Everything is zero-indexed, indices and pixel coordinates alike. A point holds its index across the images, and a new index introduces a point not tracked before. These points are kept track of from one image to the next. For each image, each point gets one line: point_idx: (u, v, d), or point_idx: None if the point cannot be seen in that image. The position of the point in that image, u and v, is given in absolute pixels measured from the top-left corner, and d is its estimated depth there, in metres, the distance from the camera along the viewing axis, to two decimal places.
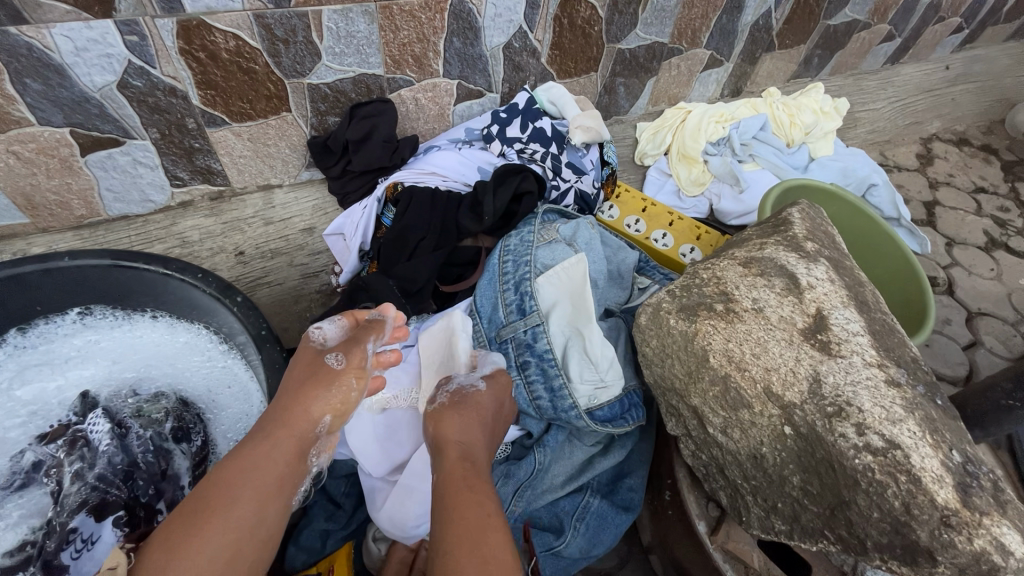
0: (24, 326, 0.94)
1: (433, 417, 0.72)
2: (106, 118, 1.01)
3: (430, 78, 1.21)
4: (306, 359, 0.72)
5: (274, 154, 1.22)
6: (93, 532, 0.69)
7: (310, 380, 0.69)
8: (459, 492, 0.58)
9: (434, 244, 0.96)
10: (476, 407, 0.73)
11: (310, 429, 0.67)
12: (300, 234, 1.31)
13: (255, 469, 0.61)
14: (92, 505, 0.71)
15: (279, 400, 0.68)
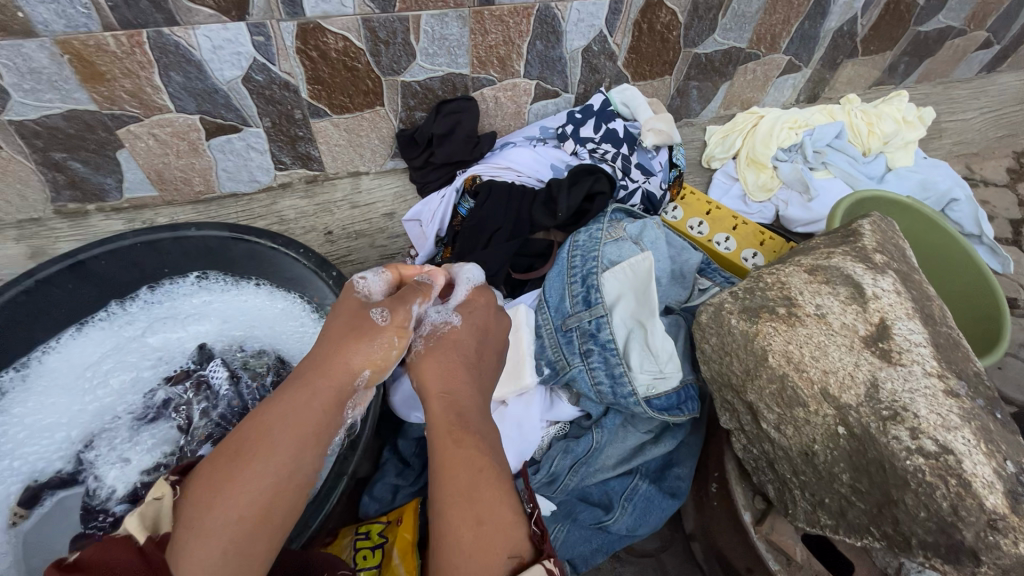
0: (154, 284, 1.12)
1: (427, 365, 0.74)
2: (230, 108, 1.15)
3: (511, 78, 1.29)
4: (351, 310, 0.73)
5: (365, 144, 1.33)
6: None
7: (351, 333, 0.70)
8: (456, 463, 0.63)
9: (508, 235, 1.04)
10: (461, 346, 0.76)
11: (347, 381, 0.69)
12: (382, 218, 1.42)
13: (292, 418, 0.63)
14: (215, 438, 0.84)
15: (320, 349, 0.70)
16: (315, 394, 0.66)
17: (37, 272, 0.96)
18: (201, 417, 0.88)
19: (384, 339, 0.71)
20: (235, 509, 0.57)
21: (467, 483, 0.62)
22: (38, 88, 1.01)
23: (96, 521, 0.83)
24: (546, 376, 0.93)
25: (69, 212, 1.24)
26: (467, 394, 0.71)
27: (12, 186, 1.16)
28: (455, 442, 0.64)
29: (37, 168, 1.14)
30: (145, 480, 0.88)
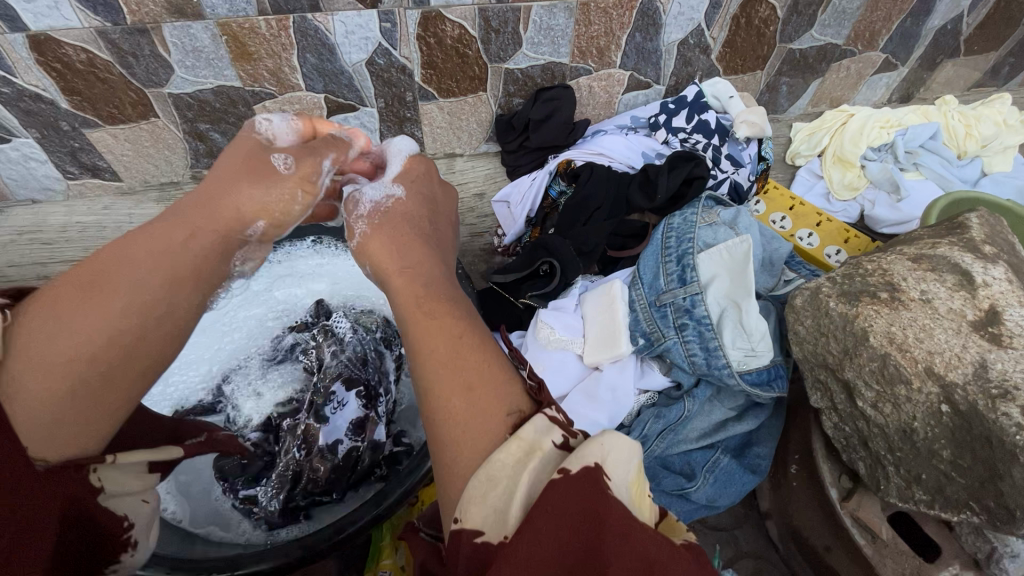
0: (276, 245, 1.26)
1: (375, 236, 0.83)
2: (351, 88, 1.27)
3: (607, 68, 1.35)
4: (244, 154, 0.79)
5: (464, 127, 1.42)
6: (342, 398, 0.92)
7: (248, 174, 0.77)
8: (429, 332, 0.66)
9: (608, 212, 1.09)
10: (397, 228, 0.84)
11: (236, 224, 0.74)
12: (472, 198, 1.49)
13: (137, 240, 0.64)
14: (344, 376, 0.93)
15: (206, 190, 0.74)
16: (190, 233, 0.68)
17: None
18: (331, 358, 0.97)
19: (287, 189, 0.80)
20: (80, 341, 0.54)
21: (462, 363, 0.63)
22: (197, 65, 1.15)
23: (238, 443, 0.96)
24: (640, 347, 0.99)
25: (202, 178, 1.41)
26: (416, 264, 0.77)
27: (161, 152, 1.32)
28: (428, 315, 0.68)
29: (184, 136, 1.29)
30: (280, 410, 1.00)
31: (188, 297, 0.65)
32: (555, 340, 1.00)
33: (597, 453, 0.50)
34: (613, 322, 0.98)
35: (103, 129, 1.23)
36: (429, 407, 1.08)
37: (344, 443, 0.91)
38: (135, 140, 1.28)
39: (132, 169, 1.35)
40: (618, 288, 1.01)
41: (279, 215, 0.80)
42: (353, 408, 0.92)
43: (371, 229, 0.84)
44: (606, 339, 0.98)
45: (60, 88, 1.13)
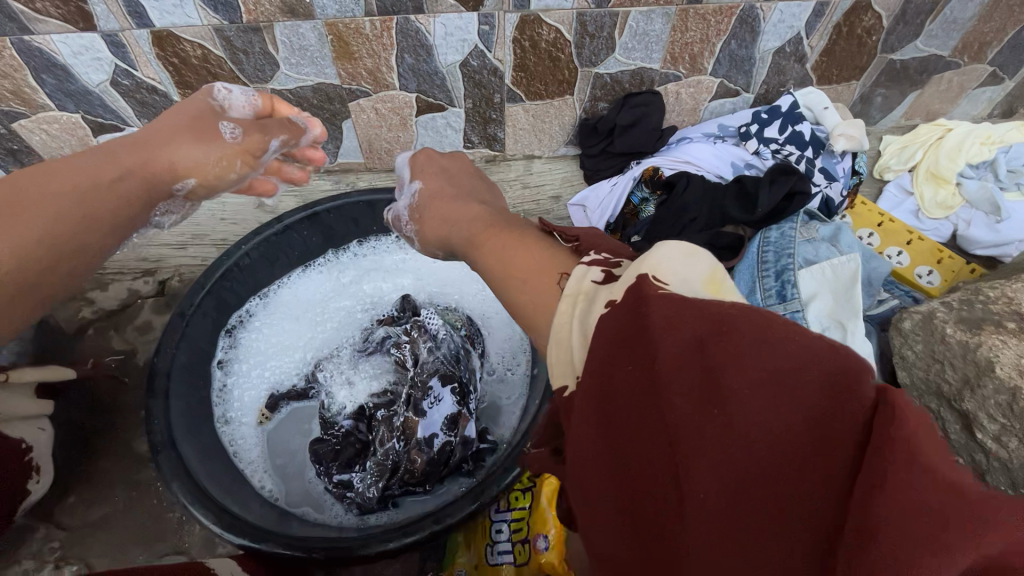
0: (363, 239, 1.28)
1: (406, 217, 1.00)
2: (442, 88, 1.28)
3: (697, 74, 1.32)
4: (195, 109, 0.99)
5: (546, 130, 1.42)
6: (438, 394, 0.94)
7: (191, 130, 0.97)
8: (491, 253, 0.73)
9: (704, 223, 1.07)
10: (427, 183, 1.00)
11: (163, 169, 0.95)
12: (549, 201, 1.50)
13: (77, 176, 0.86)
14: (440, 372, 0.96)
15: (147, 140, 0.95)
16: (121, 174, 0.90)
17: (286, 218, 1.12)
18: (427, 353, 1.00)
19: (219, 150, 0.99)
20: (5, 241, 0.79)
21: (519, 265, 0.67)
22: (301, 63, 1.18)
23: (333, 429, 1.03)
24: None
25: None
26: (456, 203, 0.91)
27: None
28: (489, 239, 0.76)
29: None
30: (375, 400, 1.04)
31: (93, 228, 0.89)
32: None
33: (638, 269, 0.49)
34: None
35: None
36: (512, 407, 1.11)
37: (441, 437, 0.92)
38: None
39: None
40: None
41: (200, 172, 0.99)
42: (451, 404, 0.94)
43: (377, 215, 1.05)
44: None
45: (174, 81, 1.19)
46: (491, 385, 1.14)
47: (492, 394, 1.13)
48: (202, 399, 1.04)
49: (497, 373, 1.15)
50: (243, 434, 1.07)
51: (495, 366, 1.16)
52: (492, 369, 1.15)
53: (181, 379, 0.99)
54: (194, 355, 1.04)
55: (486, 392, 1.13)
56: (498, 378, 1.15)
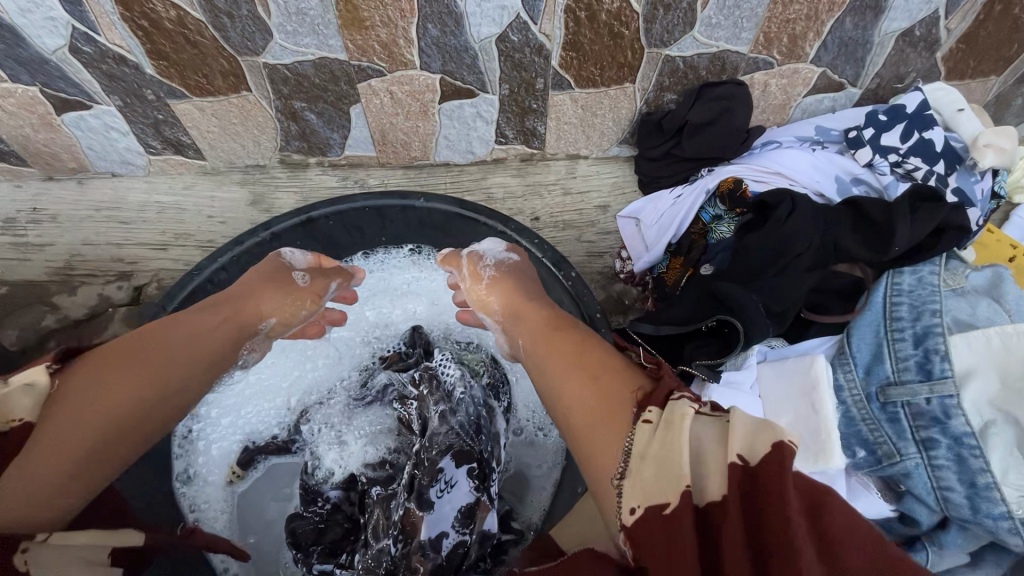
0: (368, 250, 1.05)
1: (490, 289, 0.85)
2: (473, 69, 1.03)
3: (794, 61, 1.04)
4: (273, 268, 0.85)
5: (597, 125, 1.16)
6: (451, 476, 0.71)
7: (271, 281, 0.83)
8: (562, 348, 0.69)
9: (812, 262, 0.80)
10: (511, 296, 0.82)
11: (252, 320, 0.81)
12: (594, 211, 1.24)
13: (186, 335, 0.73)
14: (455, 449, 0.73)
15: (232, 292, 0.81)
16: (218, 322, 0.76)
17: (274, 225, 0.95)
18: (440, 422, 0.76)
19: (296, 298, 0.85)
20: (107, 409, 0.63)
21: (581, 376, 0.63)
22: (298, 32, 0.93)
23: (315, 506, 0.79)
24: (859, 459, 0.74)
25: (291, 162, 1.24)
26: (534, 321, 0.76)
27: (250, 131, 1.15)
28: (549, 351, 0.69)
29: (276, 114, 1.11)
30: (369, 472, 0.82)
31: (205, 376, 0.74)
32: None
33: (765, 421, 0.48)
34: (822, 421, 0.70)
35: (190, 101, 1.07)
36: (544, 482, 0.88)
37: (450, 538, 0.70)
38: (223, 115, 1.10)
39: (217, 148, 1.18)
40: (824, 371, 0.74)
41: (285, 321, 0.86)
42: (467, 492, 0.72)
43: (489, 284, 0.85)
44: (807, 441, 0.71)
45: (146, 51, 0.95)
46: (517, 449, 0.91)
47: (518, 460, 0.90)
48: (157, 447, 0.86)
49: (526, 433, 0.91)
50: (207, 497, 0.86)
51: (525, 425, 0.92)
52: (520, 428, 0.92)
53: None
54: None
55: (511, 457, 0.90)
56: (527, 440, 0.91)
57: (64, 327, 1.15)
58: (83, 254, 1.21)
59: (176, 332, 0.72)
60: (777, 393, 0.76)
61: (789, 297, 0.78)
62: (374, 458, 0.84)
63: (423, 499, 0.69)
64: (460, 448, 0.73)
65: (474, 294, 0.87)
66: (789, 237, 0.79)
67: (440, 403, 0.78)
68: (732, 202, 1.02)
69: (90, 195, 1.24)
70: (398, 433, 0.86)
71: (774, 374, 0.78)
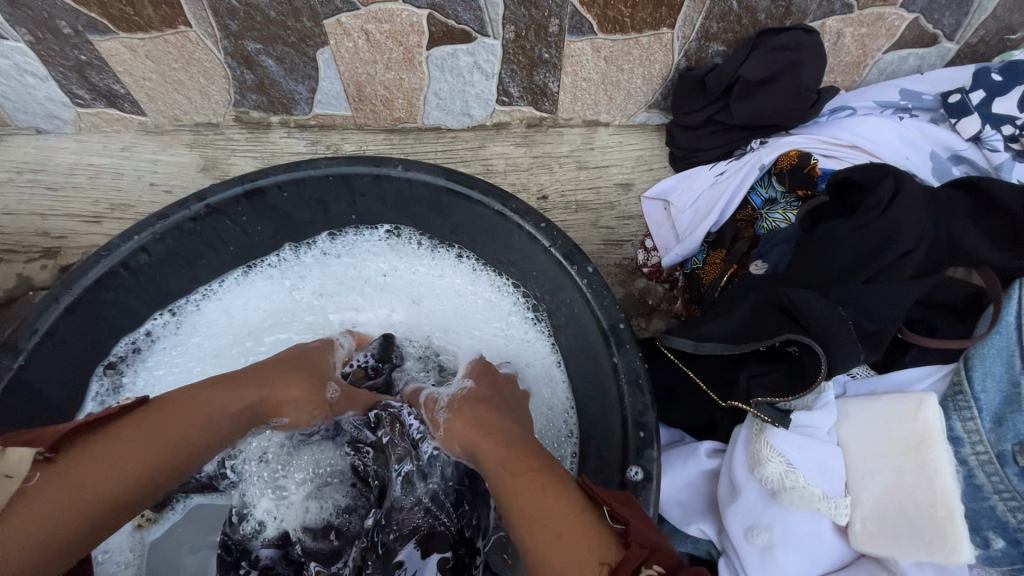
0: (335, 232, 0.87)
1: (456, 425, 0.62)
2: (470, 4, 0.80)
3: (880, 5, 0.81)
4: (308, 362, 0.66)
5: (622, 84, 0.94)
6: (412, 571, 0.66)
7: (301, 372, 0.64)
8: (523, 487, 0.52)
9: (918, 264, 0.60)
10: (474, 439, 0.59)
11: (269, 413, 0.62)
12: (614, 190, 1.02)
13: (203, 415, 0.56)
14: (422, 534, 0.68)
15: (259, 373, 0.62)
16: (242, 411, 0.58)
17: (209, 196, 0.74)
18: (405, 489, 0.69)
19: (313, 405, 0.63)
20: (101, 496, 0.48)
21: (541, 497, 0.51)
22: None
23: (238, 572, 0.66)
24: (996, 552, 0.60)
25: (250, 121, 1.03)
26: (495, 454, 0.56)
27: (196, 80, 0.94)
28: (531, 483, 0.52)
29: (225, 58, 0.90)
30: (308, 540, 0.69)
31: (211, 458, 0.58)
32: (802, 498, 0.56)
33: None
34: (939, 493, 0.54)
35: (116, 37, 0.85)
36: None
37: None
38: (160, 57, 0.89)
39: (157, 99, 0.97)
40: (936, 423, 0.57)
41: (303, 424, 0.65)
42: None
43: (457, 417, 0.62)
44: (914, 517, 0.55)
45: None
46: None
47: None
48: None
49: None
50: (108, 544, 0.70)
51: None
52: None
53: None
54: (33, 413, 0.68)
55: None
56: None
57: None
58: (1, 224, 1.01)
59: (198, 413, 0.56)
60: (868, 444, 0.59)
61: (894, 313, 0.58)
62: (320, 517, 0.70)
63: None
64: (426, 533, 0.68)
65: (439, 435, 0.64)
66: (892, 231, 0.59)
67: (407, 471, 0.69)
68: (795, 181, 0.81)
69: (11, 154, 1.03)
70: (350, 484, 0.73)
71: (864, 417, 0.61)
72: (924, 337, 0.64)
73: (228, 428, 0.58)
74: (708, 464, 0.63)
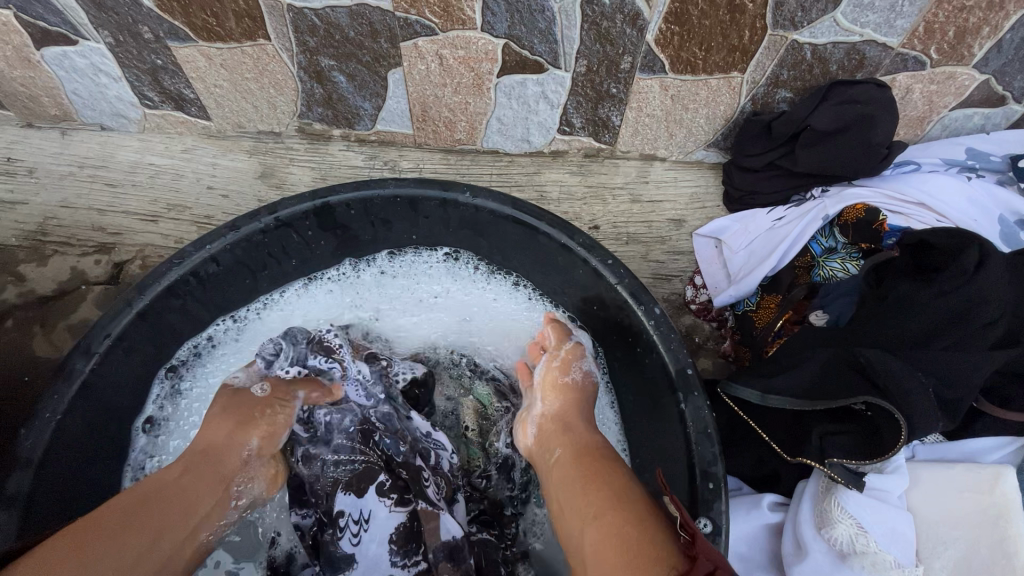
0: (395, 251, 0.88)
1: (555, 390, 0.70)
2: (546, 37, 0.81)
3: (953, 64, 0.82)
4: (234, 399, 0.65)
5: (684, 122, 0.95)
6: (362, 511, 0.65)
7: (237, 412, 0.63)
8: (572, 477, 0.56)
9: (999, 335, 0.61)
10: (568, 421, 0.65)
11: (231, 459, 0.60)
12: (667, 225, 1.01)
13: (150, 487, 0.55)
14: (343, 483, 0.67)
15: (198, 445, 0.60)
16: (184, 471, 0.57)
17: (280, 209, 0.74)
18: (311, 465, 0.70)
19: (265, 409, 0.65)
20: None
21: (590, 496, 0.53)
22: None
23: None
24: None
25: (312, 132, 1.04)
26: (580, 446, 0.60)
27: (266, 90, 0.95)
28: (582, 483, 0.55)
29: (298, 72, 0.91)
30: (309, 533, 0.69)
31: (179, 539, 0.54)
32: (874, 564, 0.57)
33: None
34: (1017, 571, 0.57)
35: (195, 45, 0.87)
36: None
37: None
38: (234, 67, 0.91)
39: (225, 106, 0.99)
40: (1013, 497, 0.61)
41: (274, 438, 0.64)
42: (387, 515, 0.64)
43: (558, 385, 0.70)
44: None
45: None
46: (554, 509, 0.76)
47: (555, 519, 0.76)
48: (93, 475, 0.69)
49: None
50: None
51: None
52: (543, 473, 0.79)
53: (63, 466, 0.64)
54: (97, 415, 0.68)
55: (539, 516, 0.76)
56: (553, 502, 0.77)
57: (28, 304, 0.94)
58: (60, 217, 1.01)
59: (145, 494, 0.54)
60: (938, 511, 0.62)
61: (969, 381, 0.59)
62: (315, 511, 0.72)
63: (335, 558, 0.64)
64: (350, 477, 0.67)
65: (547, 382, 0.71)
66: (971, 302, 0.60)
67: (301, 445, 0.72)
68: (859, 234, 0.82)
69: (74, 148, 1.05)
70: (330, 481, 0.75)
71: (935, 483, 0.63)
72: (997, 407, 0.65)
73: (179, 486, 0.56)
74: (771, 517, 0.65)
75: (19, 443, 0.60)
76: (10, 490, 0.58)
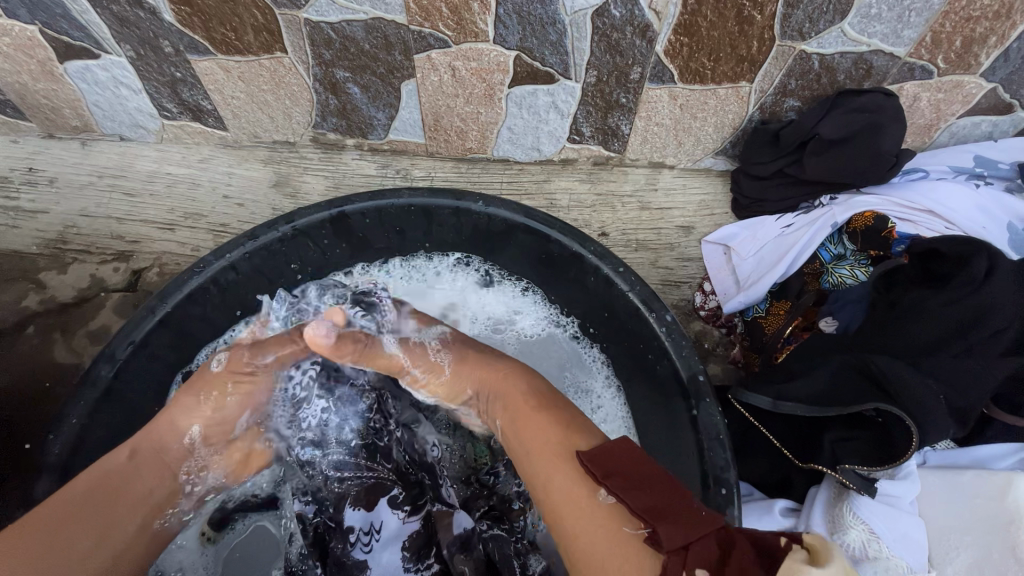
0: (407, 257, 0.90)
1: (460, 375, 0.68)
2: (557, 48, 0.83)
3: (960, 73, 0.83)
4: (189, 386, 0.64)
5: (693, 131, 0.96)
6: (373, 522, 0.63)
7: (183, 396, 0.63)
8: (525, 427, 0.57)
9: (1010, 342, 0.61)
10: (502, 377, 0.64)
11: (170, 443, 0.61)
12: (676, 232, 1.02)
13: (94, 480, 0.56)
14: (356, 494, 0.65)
15: (141, 437, 0.61)
16: (131, 455, 0.59)
17: (297, 218, 0.76)
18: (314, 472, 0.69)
19: (218, 391, 0.64)
20: None
21: (537, 445, 0.55)
22: None
23: None
24: None
25: (326, 142, 1.06)
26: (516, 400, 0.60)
27: (281, 102, 0.97)
28: (535, 412, 0.58)
29: (313, 83, 0.93)
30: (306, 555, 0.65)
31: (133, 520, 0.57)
32: (887, 569, 0.58)
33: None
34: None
35: (213, 59, 0.89)
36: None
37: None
38: (251, 79, 0.93)
39: (241, 117, 1.01)
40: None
41: (223, 429, 0.65)
42: (399, 525, 0.63)
43: (453, 373, 0.68)
44: None
45: None
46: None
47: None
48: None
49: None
50: (179, 563, 0.69)
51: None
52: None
53: None
54: (120, 420, 0.70)
55: None
56: None
57: (49, 311, 0.96)
58: (80, 226, 1.03)
59: (94, 475, 0.56)
60: (951, 518, 0.63)
61: (980, 388, 0.60)
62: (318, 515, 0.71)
63: (344, 566, 0.62)
64: (359, 489, 0.66)
65: (434, 385, 0.69)
66: (981, 309, 0.61)
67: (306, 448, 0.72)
68: (868, 241, 0.84)
69: (94, 159, 1.07)
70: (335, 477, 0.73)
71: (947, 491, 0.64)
72: (1004, 412, 0.66)
73: (125, 472, 0.57)
74: (783, 522, 0.65)
75: (47, 448, 0.62)
76: (39, 492, 0.60)
